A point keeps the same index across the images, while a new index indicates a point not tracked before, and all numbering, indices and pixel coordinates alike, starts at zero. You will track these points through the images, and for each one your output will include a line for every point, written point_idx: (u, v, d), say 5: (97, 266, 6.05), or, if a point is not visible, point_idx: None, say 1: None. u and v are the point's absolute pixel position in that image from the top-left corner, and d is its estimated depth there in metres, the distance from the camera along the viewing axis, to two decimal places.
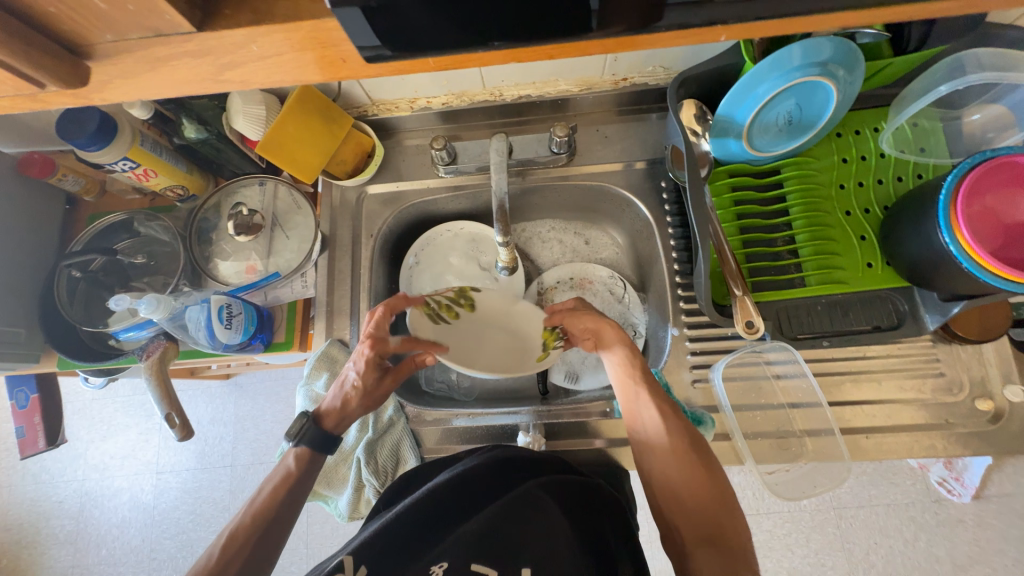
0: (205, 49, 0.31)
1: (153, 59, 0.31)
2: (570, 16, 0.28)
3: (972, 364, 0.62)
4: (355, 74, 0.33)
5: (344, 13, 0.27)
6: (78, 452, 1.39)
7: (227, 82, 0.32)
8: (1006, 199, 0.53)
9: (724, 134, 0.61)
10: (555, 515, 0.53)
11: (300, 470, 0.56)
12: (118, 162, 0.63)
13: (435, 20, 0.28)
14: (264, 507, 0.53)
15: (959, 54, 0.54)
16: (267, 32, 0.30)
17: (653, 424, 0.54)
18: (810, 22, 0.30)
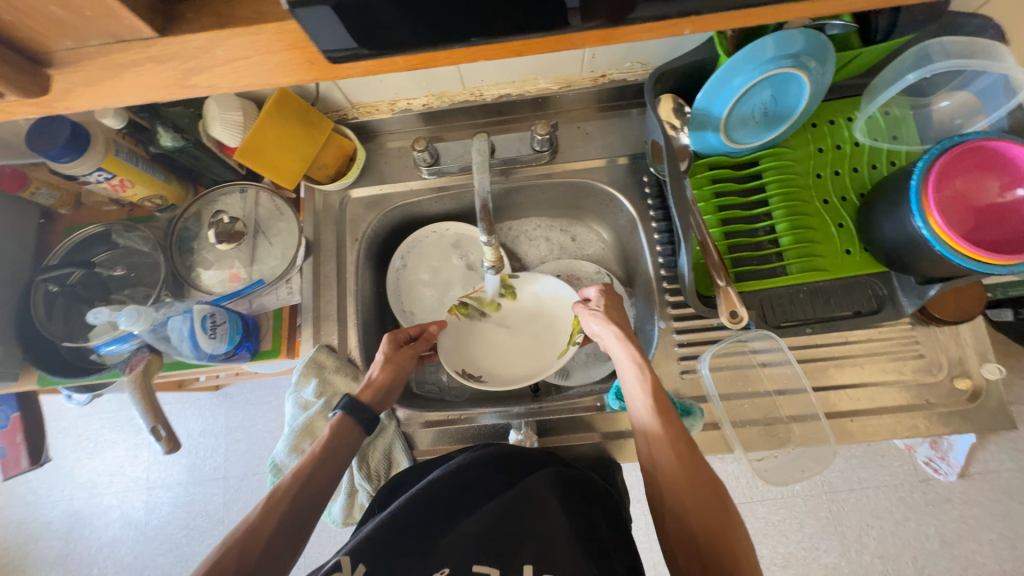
0: (169, 54, 0.31)
1: (116, 65, 0.31)
2: (533, 13, 0.29)
3: (950, 345, 0.64)
4: (323, 76, 0.33)
5: (306, 16, 0.27)
6: (65, 472, 1.36)
7: (194, 88, 0.32)
8: (974, 183, 0.54)
9: (702, 127, 0.62)
10: (552, 505, 0.54)
11: (337, 442, 0.59)
12: (93, 173, 0.62)
13: (399, 20, 0.28)
14: (301, 472, 0.55)
15: (925, 42, 0.55)
16: (231, 35, 0.30)
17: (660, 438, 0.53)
18: (767, 12, 0.31)
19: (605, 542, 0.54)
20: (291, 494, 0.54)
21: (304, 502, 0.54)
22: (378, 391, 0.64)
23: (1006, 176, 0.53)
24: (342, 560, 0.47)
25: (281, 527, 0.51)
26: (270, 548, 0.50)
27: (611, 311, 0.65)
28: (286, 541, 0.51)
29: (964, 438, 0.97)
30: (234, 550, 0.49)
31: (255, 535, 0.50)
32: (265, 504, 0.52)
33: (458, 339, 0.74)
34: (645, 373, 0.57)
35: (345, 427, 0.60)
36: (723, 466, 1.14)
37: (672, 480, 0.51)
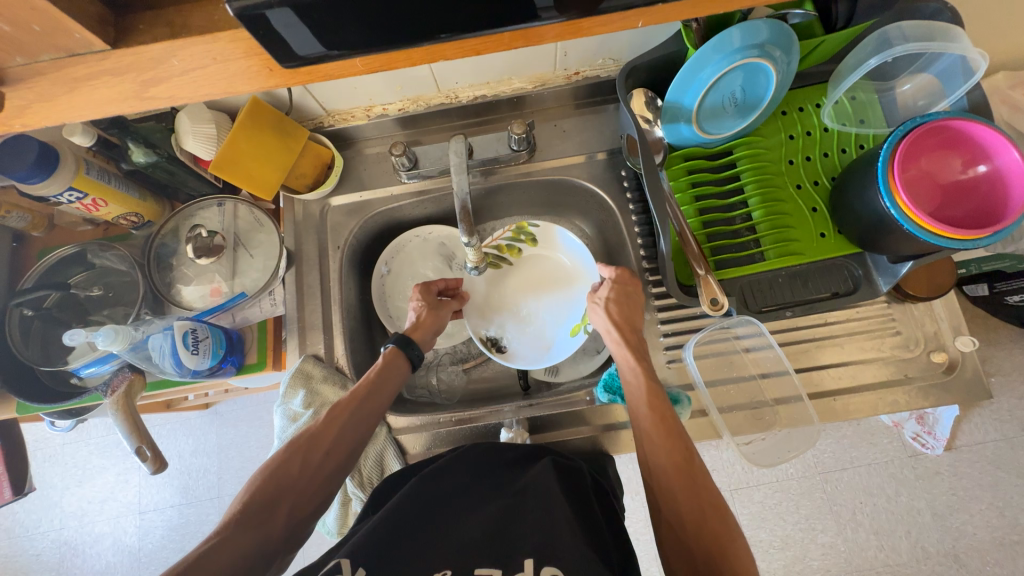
0: (125, 66, 0.30)
1: (69, 80, 0.30)
2: (487, 10, 0.29)
3: (925, 321, 0.66)
4: (285, 83, 0.33)
5: (255, 22, 0.27)
6: (53, 501, 1.33)
7: (153, 99, 0.32)
8: (938, 161, 0.56)
9: (675, 120, 0.63)
10: (554, 493, 0.54)
11: (385, 374, 0.61)
12: (64, 193, 0.61)
13: (355, 24, 0.28)
14: (359, 393, 0.58)
15: (884, 29, 0.57)
16: (188, 45, 0.30)
17: (655, 437, 0.54)
18: (712, 3, 0.32)
19: (603, 532, 0.54)
20: (350, 411, 0.57)
21: (360, 420, 0.57)
22: (426, 332, 0.68)
23: (970, 153, 0.55)
24: (341, 562, 0.47)
25: (342, 435, 0.56)
26: (333, 449, 0.55)
27: (617, 304, 0.64)
28: (349, 444, 0.56)
29: (947, 412, 0.99)
30: (296, 454, 0.53)
31: (319, 439, 0.54)
32: (325, 418, 0.56)
33: (481, 294, 0.77)
34: (639, 367, 0.59)
35: (397, 360, 0.62)
36: (718, 454, 1.15)
37: (665, 474, 0.51)
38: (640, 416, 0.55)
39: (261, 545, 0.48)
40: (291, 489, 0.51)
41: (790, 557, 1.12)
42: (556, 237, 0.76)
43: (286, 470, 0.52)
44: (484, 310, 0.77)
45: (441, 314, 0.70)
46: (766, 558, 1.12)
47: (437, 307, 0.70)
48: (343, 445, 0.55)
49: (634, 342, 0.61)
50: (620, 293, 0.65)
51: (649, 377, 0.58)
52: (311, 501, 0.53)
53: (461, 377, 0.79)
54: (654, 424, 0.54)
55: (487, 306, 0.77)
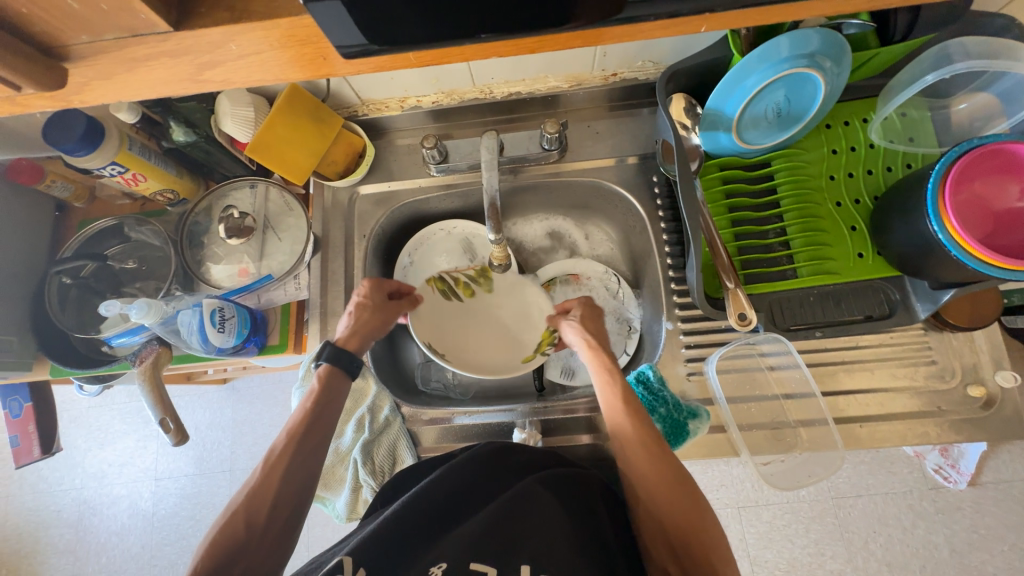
0: (184, 48, 0.31)
1: (131, 59, 0.31)
2: (546, 9, 0.28)
3: (964, 352, 0.63)
4: (335, 72, 0.33)
5: (315, 8, 0.27)
6: (76, 461, 1.39)
7: (207, 82, 0.33)
8: (993, 184, 0.53)
9: (714, 127, 0.61)
10: (556, 502, 0.54)
11: (324, 398, 0.60)
12: (107, 167, 0.63)
13: (412, 17, 0.28)
14: (294, 430, 0.57)
15: (946, 42, 0.54)
16: (244, 30, 0.30)
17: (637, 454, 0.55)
18: (779, 10, 0.31)
19: (611, 544, 0.53)
20: (291, 453, 0.56)
21: (302, 460, 0.56)
22: (361, 339, 0.64)
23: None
24: (344, 561, 0.47)
25: (286, 480, 0.55)
26: (280, 499, 0.54)
27: (590, 321, 0.65)
28: (293, 489, 0.55)
29: (975, 446, 0.96)
30: (242, 513, 0.52)
31: (264, 489, 0.54)
32: (267, 462, 0.55)
33: (430, 315, 0.69)
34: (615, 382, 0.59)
35: (333, 379, 0.61)
36: (728, 469, 1.13)
37: (651, 485, 0.54)
38: (623, 429, 0.57)
39: None
40: (245, 548, 0.51)
41: None
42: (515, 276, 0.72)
43: (233, 534, 0.51)
44: (429, 322, 0.68)
45: (381, 318, 0.66)
46: None
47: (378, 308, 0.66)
48: (287, 490, 0.55)
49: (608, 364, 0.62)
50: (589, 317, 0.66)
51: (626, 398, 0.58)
52: (267, 554, 0.52)
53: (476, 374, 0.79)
54: (634, 439, 0.56)
55: (434, 321, 0.69)
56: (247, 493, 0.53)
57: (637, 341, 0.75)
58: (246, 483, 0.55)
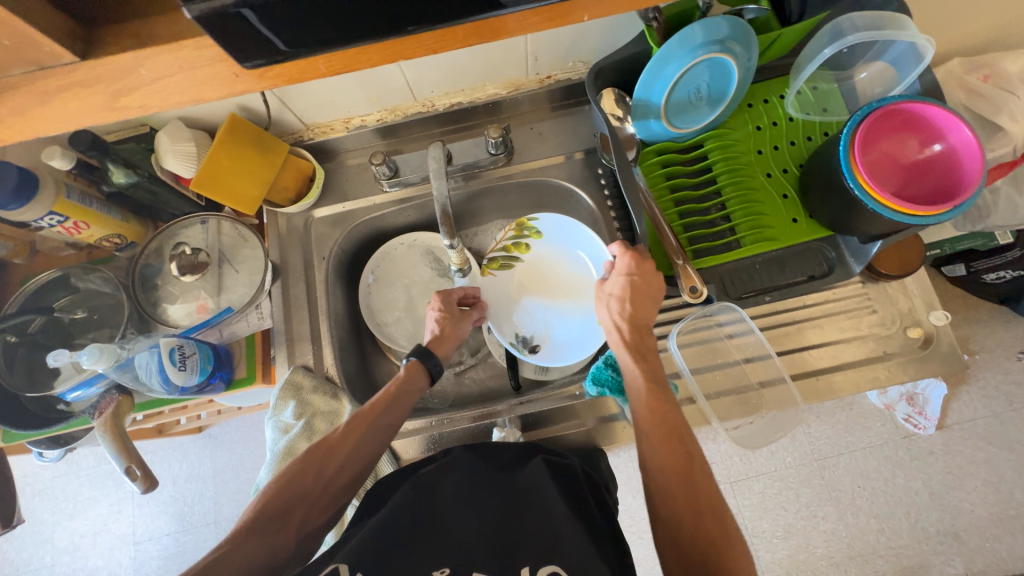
0: (94, 77, 0.32)
1: (40, 93, 0.31)
2: (437, 6, 0.30)
3: (900, 299, 0.68)
4: (250, 88, 0.34)
5: (214, 23, 0.28)
6: (45, 537, 1.31)
7: (124, 109, 0.33)
8: (898, 142, 0.58)
9: (645, 117, 0.64)
10: (551, 488, 0.55)
11: (405, 387, 0.61)
12: (45, 218, 0.61)
13: (311, 24, 0.30)
14: (376, 408, 0.58)
15: (837, 21, 0.59)
16: (154, 54, 0.31)
17: (658, 451, 0.53)
18: None
19: (602, 528, 0.55)
20: (370, 423, 0.57)
21: (376, 435, 0.58)
22: (446, 345, 0.68)
23: (924, 134, 0.57)
24: (340, 566, 0.47)
25: (356, 450, 0.56)
26: (346, 464, 0.55)
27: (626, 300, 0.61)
28: (358, 462, 0.56)
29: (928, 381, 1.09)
30: (311, 469, 0.54)
31: (331, 455, 0.55)
32: (343, 429, 0.56)
33: (500, 299, 0.78)
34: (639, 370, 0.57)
35: (416, 373, 0.63)
36: (715, 447, 1.16)
37: (664, 482, 0.51)
38: (641, 417, 0.55)
39: (270, 553, 0.50)
40: (301, 504, 0.52)
41: (794, 546, 1.13)
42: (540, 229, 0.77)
43: (299, 484, 0.53)
44: (508, 313, 0.77)
45: (461, 326, 0.70)
46: (769, 548, 1.13)
47: (455, 313, 0.71)
48: (361, 461, 0.56)
49: (636, 345, 0.60)
50: (629, 290, 0.61)
51: (651, 382, 0.57)
52: (319, 516, 0.53)
53: (454, 381, 0.80)
54: (654, 430, 0.54)
55: (508, 309, 0.77)
56: (317, 449, 0.55)
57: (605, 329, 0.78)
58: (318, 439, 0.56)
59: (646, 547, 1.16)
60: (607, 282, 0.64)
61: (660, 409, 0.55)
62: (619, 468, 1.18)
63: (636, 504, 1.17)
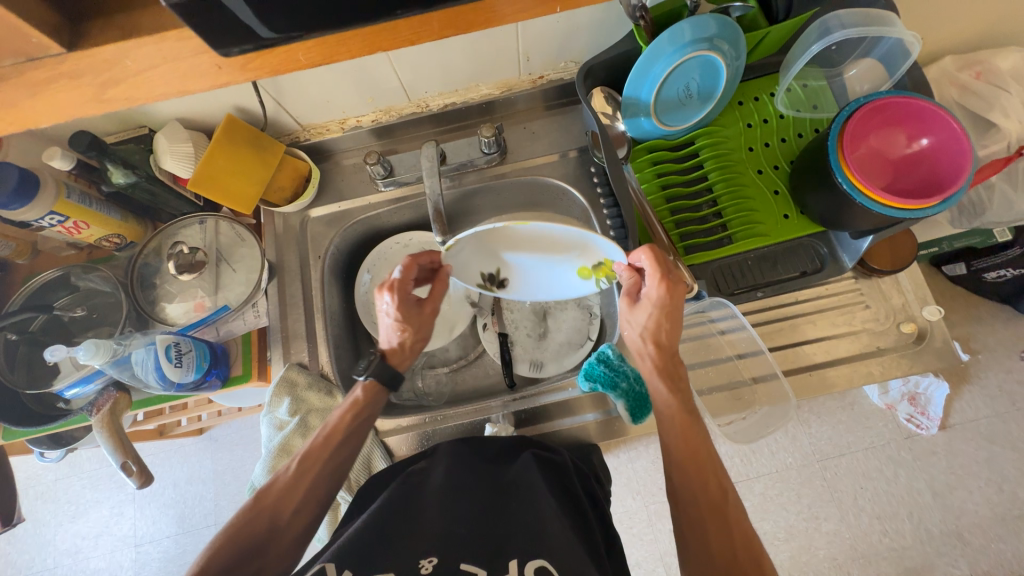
0: (81, 69, 0.33)
1: (31, 84, 0.33)
2: None
3: (893, 294, 0.68)
4: (232, 80, 0.36)
5: (191, 15, 0.29)
6: (46, 539, 1.31)
7: (111, 100, 0.34)
8: (887, 138, 0.59)
9: (636, 115, 0.65)
10: (537, 481, 0.58)
11: (362, 413, 0.60)
12: (45, 217, 0.63)
13: (282, 16, 0.31)
14: (327, 441, 0.58)
15: (824, 18, 0.59)
16: (138, 46, 0.33)
17: (689, 481, 0.53)
18: None
19: (591, 522, 0.58)
20: (325, 459, 0.57)
21: (330, 466, 0.58)
22: (405, 352, 0.66)
23: (912, 128, 0.57)
24: (327, 566, 0.47)
25: (311, 489, 0.56)
26: (304, 506, 0.55)
27: (662, 330, 0.59)
28: (317, 499, 0.56)
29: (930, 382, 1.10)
30: (269, 510, 0.54)
31: (289, 493, 0.55)
32: (296, 470, 0.56)
33: (468, 250, 0.64)
34: (673, 403, 0.57)
35: (376, 393, 0.62)
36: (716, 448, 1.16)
37: (693, 515, 0.52)
38: (671, 445, 0.56)
39: None
40: (262, 551, 0.52)
41: (795, 547, 1.12)
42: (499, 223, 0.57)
43: (254, 532, 0.53)
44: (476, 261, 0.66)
45: (419, 329, 0.66)
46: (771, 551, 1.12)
47: (413, 318, 0.65)
48: (313, 498, 0.56)
49: (668, 372, 0.60)
50: (665, 320, 0.59)
51: (683, 408, 0.57)
52: (279, 563, 0.53)
53: (449, 379, 0.80)
54: (687, 460, 0.54)
55: (477, 255, 0.65)
56: (280, 484, 0.55)
57: (599, 325, 0.78)
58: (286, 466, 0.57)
59: (646, 549, 1.15)
60: (637, 312, 0.61)
61: (702, 445, 0.55)
62: (619, 469, 1.18)
63: (636, 505, 1.17)
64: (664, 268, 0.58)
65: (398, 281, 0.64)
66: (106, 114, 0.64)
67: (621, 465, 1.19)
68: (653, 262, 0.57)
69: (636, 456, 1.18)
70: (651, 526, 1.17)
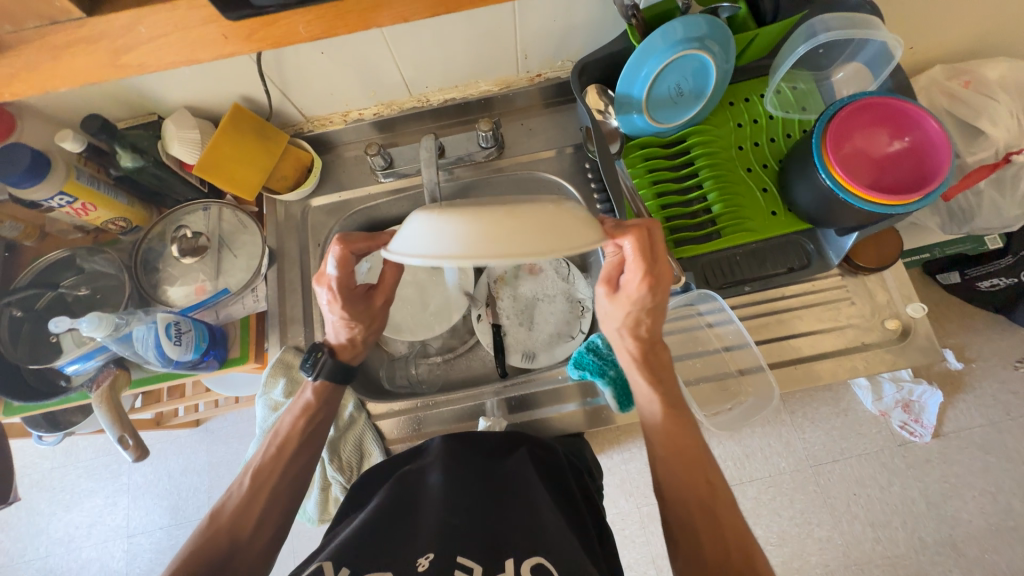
0: (99, 34, 0.37)
1: (53, 47, 0.37)
2: None
3: (878, 291, 0.69)
4: (237, 49, 0.39)
5: None
6: (40, 528, 1.32)
7: (125, 65, 0.38)
8: (871, 136, 0.60)
9: (628, 111, 0.67)
10: (533, 478, 0.59)
11: (314, 418, 0.63)
12: (55, 198, 0.65)
13: None
14: (281, 450, 0.60)
15: (810, 21, 0.61)
16: (148, 13, 0.36)
17: (678, 481, 0.54)
18: None
19: (588, 524, 0.59)
20: (281, 470, 0.59)
21: (286, 473, 0.60)
22: (354, 346, 0.68)
23: (895, 126, 0.59)
24: (323, 565, 0.47)
25: (268, 504, 0.57)
26: (264, 521, 0.57)
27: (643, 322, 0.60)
28: (277, 515, 0.58)
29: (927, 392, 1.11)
30: (226, 526, 0.55)
31: (249, 507, 0.56)
32: (250, 486, 0.58)
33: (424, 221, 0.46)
34: (656, 398, 0.59)
35: (326, 392, 0.64)
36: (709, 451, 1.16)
37: (686, 520, 0.52)
38: (656, 444, 0.58)
39: None
40: (226, 565, 0.53)
41: (788, 554, 1.11)
42: (461, 236, 0.41)
43: (215, 547, 0.53)
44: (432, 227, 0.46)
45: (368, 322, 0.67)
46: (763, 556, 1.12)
47: (360, 312, 0.66)
48: (272, 508, 0.57)
49: (650, 361, 0.61)
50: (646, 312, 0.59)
51: (665, 401, 0.59)
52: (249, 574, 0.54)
53: (442, 369, 0.82)
54: (676, 460, 0.56)
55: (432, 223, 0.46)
56: (238, 497, 0.57)
57: (591, 318, 0.79)
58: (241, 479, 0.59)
59: (638, 552, 1.15)
60: (615, 309, 0.60)
61: (689, 438, 0.57)
62: (612, 470, 1.18)
63: (629, 507, 1.17)
64: (648, 263, 0.53)
65: (336, 279, 0.60)
66: (117, 100, 0.66)
67: (614, 466, 1.19)
68: (637, 255, 0.52)
69: (629, 458, 1.18)
70: (643, 529, 1.17)
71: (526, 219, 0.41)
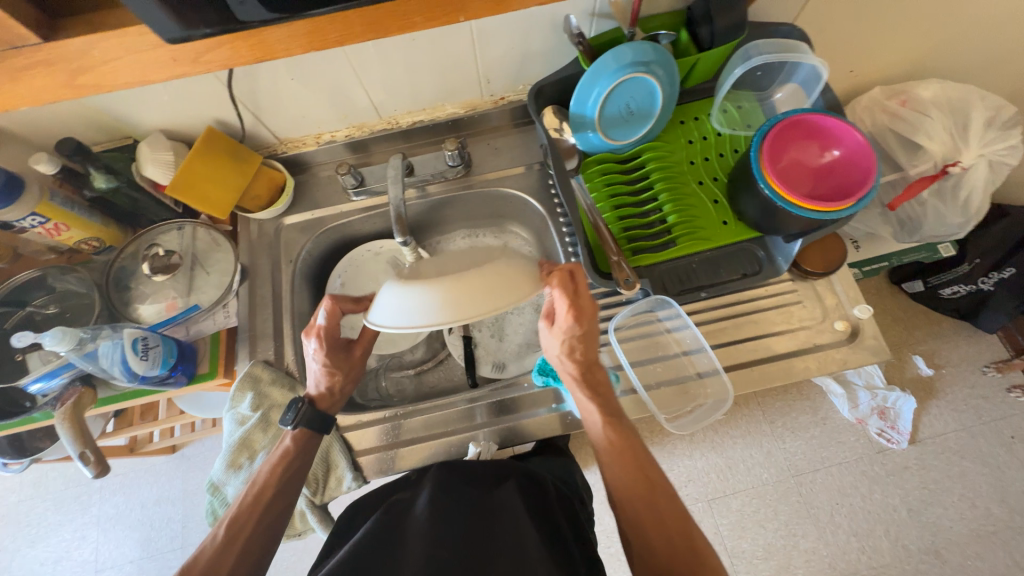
0: (53, 57, 0.40)
1: (12, 70, 0.40)
2: None
3: (827, 295, 0.73)
4: (187, 71, 0.43)
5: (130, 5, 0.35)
6: (4, 565, 1.27)
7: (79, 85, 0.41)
8: (804, 149, 0.65)
9: (584, 129, 0.71)
10: (520, 511, 0.61)
11: (290, 462, 0.63)
12: (27, 218, 0.66)
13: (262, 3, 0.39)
14: (259, 497, 0.60)
15: (744, 47, 0.68)
16: (101, 38, 0.40)
17: (637, 497, 0.57)
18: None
19: (571, 546, 0.60)
20: (257, 520, 0.59)
21: (267, 518, 0.60)
22: (333, 397, 0.69)
23: (825, 140, 0.64)
24: None
25: (246, 551, 0.57)
26: (237, 567, 0.56)
27: (580, 348, 0.61)
28: (251, 564, 0.57)
29: (902, 400, 1.12)
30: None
31: (220, 558, 0.55)
32: (224, 536, 0.57)
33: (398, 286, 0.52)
34: (599, 419, 0.61)
35: (306, 440, 0.64)
36: (691, 463, 1.17)
37: (645, 533, 0.55)
38: (613, 465, 0.59)
39: None
40: None
41: (775, 567, 1.11)
42: (435, 304, 0.48)
43: None
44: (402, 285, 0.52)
45: (348, 372, 0.69)
46: (749, 571, 1.11)
47: (342, 360, 0.68)
48: (246, 557, 0.57)
49: (590, 382, 0.63)
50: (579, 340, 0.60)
51: (609, 419, 0.61)
52: None
53: (414, 383, 0.83)
54: (633, 476, 0.58)
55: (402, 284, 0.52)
56: (211, 553, 0.56)
57: None
58: (215, 531, 0.58)
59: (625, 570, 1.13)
60: (552, 335, 0.61)
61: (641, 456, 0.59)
62: (598, 487, 1.17)
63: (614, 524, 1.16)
64: (574, 298, 0.57)
65: (325, 329, 0.64)
66: (93, 124, 0.69)
67: (599, 482, 1.19)
68: (564, 299, 0.57)
69: None
70: None
71: (480, 282, 0.48)
